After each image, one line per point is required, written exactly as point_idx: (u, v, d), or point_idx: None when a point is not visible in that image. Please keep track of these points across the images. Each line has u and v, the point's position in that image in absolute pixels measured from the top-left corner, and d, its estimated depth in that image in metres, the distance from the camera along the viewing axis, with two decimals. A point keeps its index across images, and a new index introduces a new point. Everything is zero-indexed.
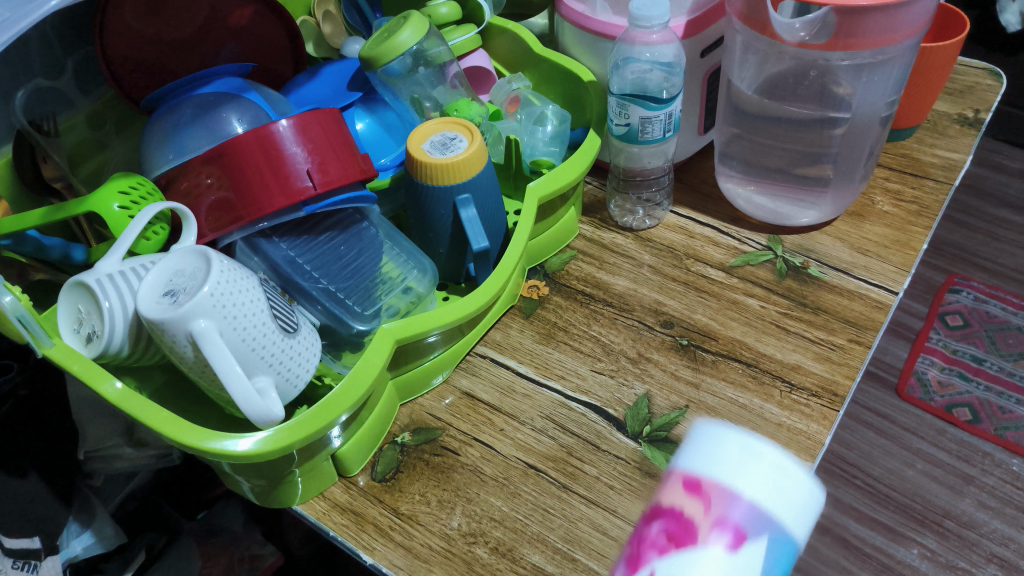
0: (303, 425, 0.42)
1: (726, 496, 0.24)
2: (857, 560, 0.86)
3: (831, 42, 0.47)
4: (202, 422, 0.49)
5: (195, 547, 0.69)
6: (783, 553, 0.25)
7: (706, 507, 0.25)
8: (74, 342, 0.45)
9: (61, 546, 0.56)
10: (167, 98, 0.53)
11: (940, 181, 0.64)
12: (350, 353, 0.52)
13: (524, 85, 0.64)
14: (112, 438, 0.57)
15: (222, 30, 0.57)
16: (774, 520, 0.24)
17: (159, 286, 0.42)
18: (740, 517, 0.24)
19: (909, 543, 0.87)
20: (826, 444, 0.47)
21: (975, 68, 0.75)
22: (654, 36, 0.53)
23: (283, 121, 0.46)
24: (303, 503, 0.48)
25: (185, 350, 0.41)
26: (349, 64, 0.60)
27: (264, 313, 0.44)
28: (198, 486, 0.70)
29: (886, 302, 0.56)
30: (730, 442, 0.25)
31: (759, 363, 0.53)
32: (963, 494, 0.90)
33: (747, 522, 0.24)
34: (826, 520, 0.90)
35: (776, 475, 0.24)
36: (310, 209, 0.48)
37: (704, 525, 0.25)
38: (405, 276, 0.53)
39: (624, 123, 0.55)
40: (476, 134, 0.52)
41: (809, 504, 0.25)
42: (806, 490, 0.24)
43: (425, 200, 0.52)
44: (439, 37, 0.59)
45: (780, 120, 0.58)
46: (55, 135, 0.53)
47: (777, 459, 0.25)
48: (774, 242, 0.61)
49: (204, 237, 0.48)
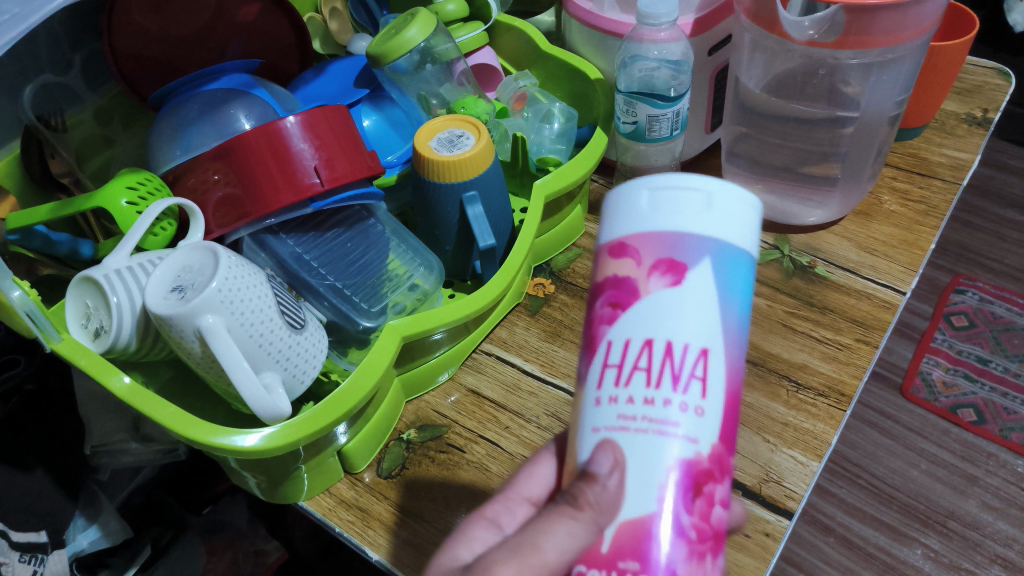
0: (310, 421, 0.42)
1: (656, 238, 0.28)
2: (860, 560, 0.86)
3: (841, 41, 0.47)
4: (208, 417, 0.49)
5: (199, 541, 0.69)
6: (732, 260, 0.28)
7: (636, 261, 0.28)
8: (82, 337, 0.46)
9: (67, 539, 0.56)
10: (174, 95, 0.53)
11: (947, 181, 0.64)
12: (356, 350, 0.53)
13: (531, 82, 0.64)
14: (119, 433, 0.58)
15: (229, 26, 0.57)
16: (707, 243, 0.27)
17: (167, 282, 0.42)
18: (668, 252, 0.28)
19: (912, 543, 0.86)
20: (833, 444, 0.47)
21: (984, 67, 0.75)
22: (662, 34, 0.53)
23: (291, 118, 0.46)
24: (309, 499, 0.48)
25: (192, 346, 0.41)
26: (355, 61, 0.60)
27: (271, 309, 0.44)
28: (200, 485, 0.70)
29: (893, 302, 0.55)
30: (640, 193, 0.29)
31: (766, 362, 0.52)
32: (967, 494, 0.90)
33: (680, 250, 0.27)
34: (829, 520, 0.90)
35: (693, 201, 0.28)
36: (317, 206, 0.48)
37: (641, 278, 0.28)
38: (411, 273, 0.53)
39: (632, 120, 0.56)
40: (483, 131, 0.53)
41: (744, 214, 0.28)
42: (722, 202, 0.28)
43: (432, 197, 0.52)
44: (446, 34, 0.59)
45: (789, 120, 0.58)
46: (63, 131, 0.54)
47: (702, 184, 0.28)
48: (780, 241, 0.61)
49: (210, 233, 0.48)
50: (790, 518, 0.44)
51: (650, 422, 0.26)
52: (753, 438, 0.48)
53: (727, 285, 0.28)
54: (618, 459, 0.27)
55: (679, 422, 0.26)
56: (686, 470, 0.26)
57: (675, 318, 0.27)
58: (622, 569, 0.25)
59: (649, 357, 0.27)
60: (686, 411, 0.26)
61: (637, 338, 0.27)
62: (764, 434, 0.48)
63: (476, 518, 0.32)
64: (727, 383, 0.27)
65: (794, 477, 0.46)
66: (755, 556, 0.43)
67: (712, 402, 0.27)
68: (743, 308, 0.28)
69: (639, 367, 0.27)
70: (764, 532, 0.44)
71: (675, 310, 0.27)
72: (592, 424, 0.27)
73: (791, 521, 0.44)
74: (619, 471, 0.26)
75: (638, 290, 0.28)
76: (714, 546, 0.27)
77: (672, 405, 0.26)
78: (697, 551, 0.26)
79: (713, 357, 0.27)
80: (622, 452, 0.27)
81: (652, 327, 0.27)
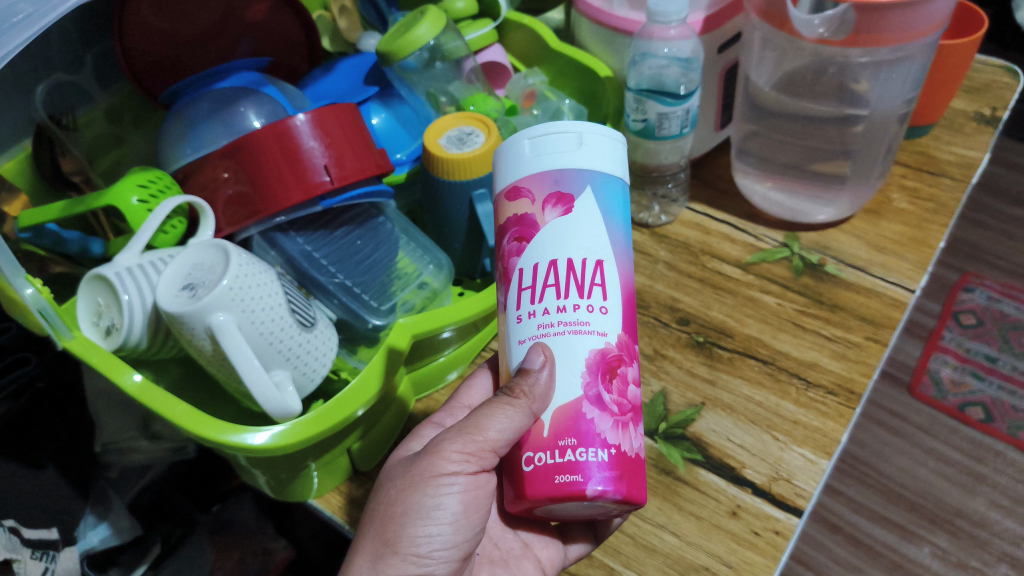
0: (320, 419, 0.42)
1: (547, 175, 0.35)
2: (869, 559, 0.77)
3: (851, 39, 0.47)
4: (219, 415, 0.50)
5: (207, 538, 0.67)
6: (606, 185, 0.36)
7: (531, 199, 0.35)
8: (94, 335, 0.46)
9: (78, 537, 0.56)
10: (184, 93, 0.53)
11: (957, 179, 0.64)
12: (365, 348, 0.53)
13: (540, 79, 0.64)
14: (128, 430, 0.59)
15: (239, 25, 0.57)
16: (585, 175, 0.35)
17: (178, 279, 0.43)
18: (555, 188, 0.35)
19: (919, 542, 0.77)
20: (842, 442, 0.47)
21: (992, 66, 0.74)
22: (673, 32, 0.53)
23: (301, 116, 0.46)
24: (319, 497, 0.49)
25: (203, 344, 0.41)
26: (366, 61, 0.60)
27: (282, 308, 0.44)
28: (213, 479, 0.69)
29: (904, 300, 0.55)
30: (523, 143, 0.36)
31: (776, 361, 0.52)
32: (975, 493, 0.77)
33: (564, 185, 0.35)
34: (836, 518, 0.80)
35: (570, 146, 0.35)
36: (327, 203, 0.48)
37: (537, 212, 0.35)
38: (421, 271, 0.54)
39: (642, 118, 0.55)
40: (492, 129, 0.52)
41: (611, 148, 0.36)
42: (594, 143, 0.36)
43: (442, 196, 0.52)
44: (456, 31, 0.58)
45: (800, 119, 0.57)
46: (73, 129, 0.54)
47: (575, 130, 0.36)
48: (790, 240, 0.61)
49: (221, 232, 0.48)
50: (800, 516, 0.44)
51: (567, 324, 0.34)
52: (762, 436, 0.48)
53: (607, 204, 0.35)
54: (548, 358, 0.33)
55: (591, 321, 0.34)
56: (598, 357, 0.34)
57: (571, 239, 0.34)
58: (563, 445, 0.33)
59: (556, 274, 0.34)
60: (593, 311, 0.34)
61: (545, 260, 0.34)
62: (774, 432, 0.48)
63: (425, 422, 0.44)
64: (621, 284, 0.35)
65: (804, 475, 0.46)
66: (766, 554, 0.43)
67: (614, 303, 0.34)
68: (623, 225, 0.36)
69: (549, 284, 0.34)
70: (774, 530, 0.44)
71: (570, 232, 0.34)
72: (519, 337, 0.35)
73: (801, 520, 0.44)
74: (549, 366, 0.33)
75: (537, 223, 0.35)
76: (633, 418, 0.34)
77: (582, 308, 0.34)
78: (619, 422, 0.33)
79: (607, 266, 0.35)
80: (550, 350, 0.34)
81: (554, 249, 0.34)
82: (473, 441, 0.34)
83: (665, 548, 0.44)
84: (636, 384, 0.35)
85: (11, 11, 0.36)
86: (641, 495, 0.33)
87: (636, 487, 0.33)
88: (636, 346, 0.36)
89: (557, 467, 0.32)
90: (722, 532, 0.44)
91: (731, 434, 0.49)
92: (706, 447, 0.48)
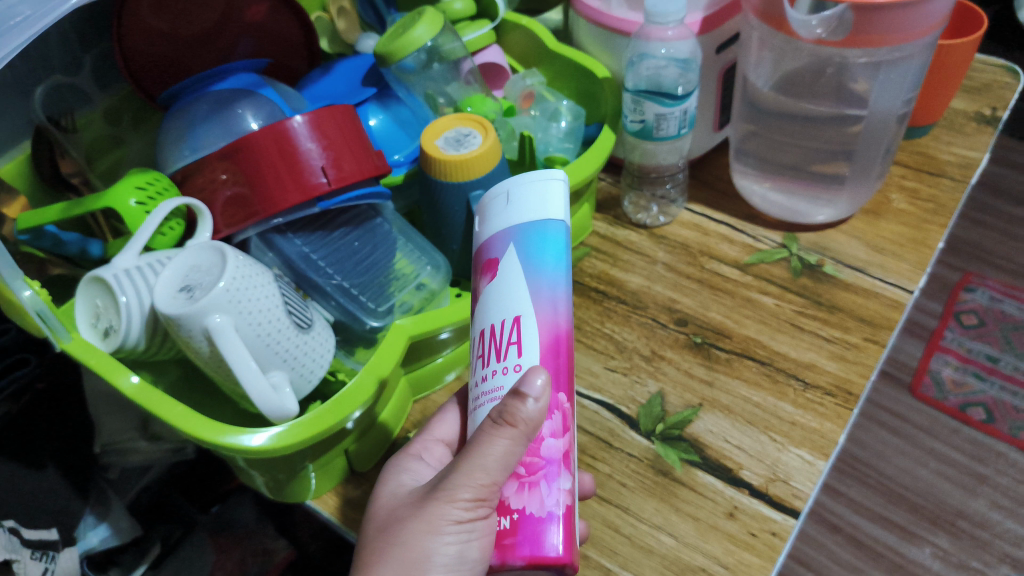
0: (318, 420, 0.42)
1: (485, 244, 0.37)
2: (870, 560, 0.65)
3: (850, 39, 0.46)
4: (217, 417, 0.50)
5: (207, 538, 0.65)
6: (536, 229, 0.36)
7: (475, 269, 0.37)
8: (92, 337, 0.46)
9: (77, 537, 0.56)
10: (184, 94, 0.53)
11: (956, 180, 0.64)
12: (362, 349, 0.53)
13: (538, 80, 0.63)
14: (128, 432, 0.59)
15: (237, 26, 0.57)
16: (511, 233, 0.36)
17: (176, 282, 0.43)
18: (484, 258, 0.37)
19: (920, 541, 0.65)
20: (839, 444, 0.47)
21: (993, 64, 0.74)
22: (670, 32, 0.53)
23: (298, 118, 0.46)
24: (315, 497, 0.49)
25: (200, 345, 0.41)
26: (363, 61, 0.61)
27: (279, 309, 0.44)
28: (210, 479, 0.68)
29: (902, 301, 0.55)
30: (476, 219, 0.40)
31: (774, 361, 0.52)
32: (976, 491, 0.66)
33: (491, 253, 0.36)
34: (837, 519, 0.68)
35: (503, 204, 0.37)
36: (324, 205, 0.48)
37: (477, 281, 0.37)
38: (418, 272, 0.54)
39: (639, 119, 0.56)
40: (489, 130, 0.52)
41: (531, 197, 0.36)
42: (519, 184, 0.37)
43: (439, 196, 0.52)
44: (453, 33, 0.58)
45: (800, 119, 0.58)
46: (72, 131, 0.54)
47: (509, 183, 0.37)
48: (788, 240, 0.61)
49: (219, 232, 0.48)
50: (796, 517, 0.44)
51: (486, 393, 0.34)
52: (760, 437, 0.48)
53: (531, 256, 0.35)
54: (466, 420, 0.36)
55: (508, 384, 0.33)
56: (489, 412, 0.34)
57: (501, 301, 0.35)
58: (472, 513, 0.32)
59: (482, 345, 0.36)
60: (508, 373, 0.34)
61: (478, 332, 0.36)
62: (771, 433, 0.48)
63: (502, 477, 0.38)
64: (541, 337, 0.34)
65: (801, 476, 0.46)
66: (762, 555, 0.43)
67: (528, 359, 0.34)
68: (547, 268, 0.35)
69: (478, 356, 0.36)
70: (770, 531, 0.44)
71: (498, 295, 0.35)
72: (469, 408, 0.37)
73: (798, 521, 0.44)
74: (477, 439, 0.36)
75: (476, 292, 0.37)
76: (546, 474, 0.32)
77: (499, 373, 0.34)
78: (528, 482, 0.32)
79: (523, 322, 0.34)
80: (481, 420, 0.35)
81: (485, 317, 0.36)
82: (474, 478, 0.31)
83: (662, 550, 0.44)
84: (551, 439, 0.33)
85: (9, 13, 0.36)
86: (557, 556, 0.31)
87: (548, 549, 0.31)
88: (559, 398, 0.33)
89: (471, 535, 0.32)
90: (719, 533, 0.44)
91: (728, 435, 0.49)
92: (704, 448, 0.48)
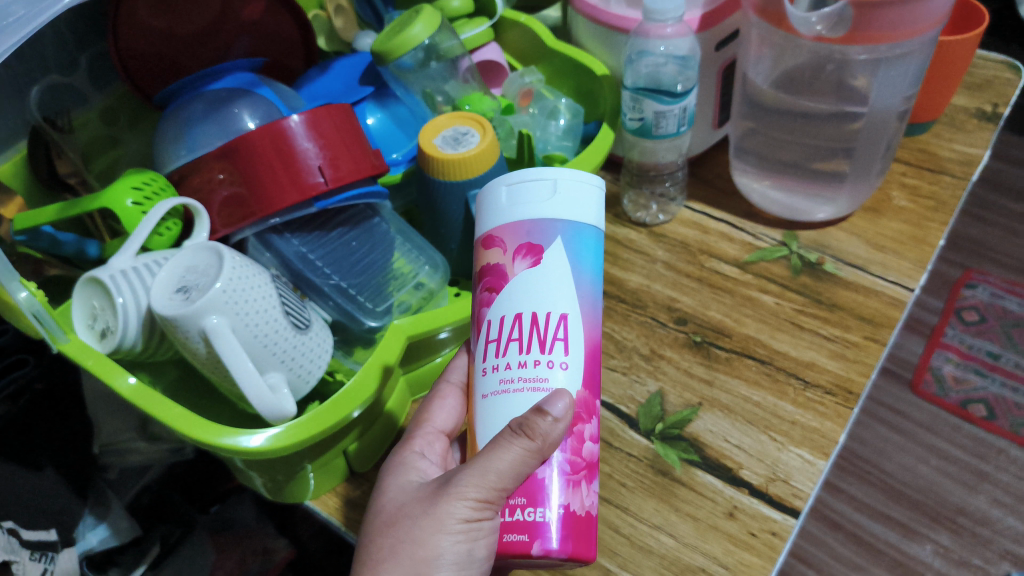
0: (316, 420, 0.42)
1: (521, 226, 0.36)
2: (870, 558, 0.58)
3: (849, 36, 0.46)
4: (215, 418, 0.50)
5: (207, 538, 0.61)
6: (585, 232, 0.36)
7: (502, 249, 0.36)
8: (88, 338, 0.45)
9: (77, 538, 0.55)
10: (180, 94, 0.53)
11: (958, 177, 0.63)
12: (361, 349, 0.53)
13: (537, 78, 0.63)
14: (126, 433, 0.59)
15: (234, 24, 0.56)
16: (557, 225, 0.36)
17: (172, 282, 0.42)
18: (520, 240, 0.36)
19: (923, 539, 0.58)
20: (840, 443, 0.47)
21: (993, 60, 0.74)
22: (669, 30, 0.53)
23: (295, 117, 0.46)
24: (314, 498, 0.49)
25: (197, 346, 0.41)
26: (360, 59, 0.60)
27: (276, 310, 0.44)
28: (210, 478, 0.64)
29: (902, 299, 0.55)
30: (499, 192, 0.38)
31: (774, 360, 0.52)
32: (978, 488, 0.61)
33: (534, 237, 0.35)
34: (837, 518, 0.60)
35: (552, 194, 0.36)
36: (321, 205, 0.47)
37: (508, 262, 0.36)
38: (416, 271, 0.53)
39: (638, 117, 0.55)
40: (488, 129, 0.52)
41: (578, 196, 0.36)
42: (572, 180, 0.36)
43: (436, 196, 0.52)
44: (450, 31, 0.58)
45: (799, 116, 0.57)
46: (69, 131, 0.54)
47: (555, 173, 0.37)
48: (788, 238, 0.61)
49: (216, 233, 0.48)
50: (796, 517, 0.44)
51: (526, 380, 0.34)
52: (760, 437, 0.48)
53: (579, 258, 0.36)
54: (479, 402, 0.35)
55: (553, 378, 0.34)
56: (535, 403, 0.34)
57: (544, 291, 0.35)
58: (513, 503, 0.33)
59: (520, 328, 0.34)
60: (554, 368, 0.34)
61: (510, 314, 0.35)
62: (771, 433, 0.48)
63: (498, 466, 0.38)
64: (585, 338, 0.35)
65: (801, 476, 0.46)
66: (762, 555, 0.43)
67: (573, 356, 0.34)
68: (590, 271, 0.36)
69: (513, 338, 0.34)
70: (770, 531, 0.44)
71: (537, 283, 0.35)
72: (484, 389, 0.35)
73: (797, 520, 0.44)
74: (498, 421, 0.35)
75: (507, 272, 0.36)
76: (586, 475, 0.34)
77: (542, 364, 0.34)
78: (573, 480, 0.34)
79: (570, 320, 0.35)
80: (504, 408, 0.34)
81: (519, 302, 0.35)
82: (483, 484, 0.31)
83: (661, 550, 0.44)
84: (591, 443, 0.35)
85: (4, 13, 0.36)
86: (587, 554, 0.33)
87: (581, 547, 0.33)
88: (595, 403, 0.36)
89: (509, 524, 0.33)
90: (719, 534, 0.44)
91: (729, 435, 0.48)
92: (703, 447, 0.48)
